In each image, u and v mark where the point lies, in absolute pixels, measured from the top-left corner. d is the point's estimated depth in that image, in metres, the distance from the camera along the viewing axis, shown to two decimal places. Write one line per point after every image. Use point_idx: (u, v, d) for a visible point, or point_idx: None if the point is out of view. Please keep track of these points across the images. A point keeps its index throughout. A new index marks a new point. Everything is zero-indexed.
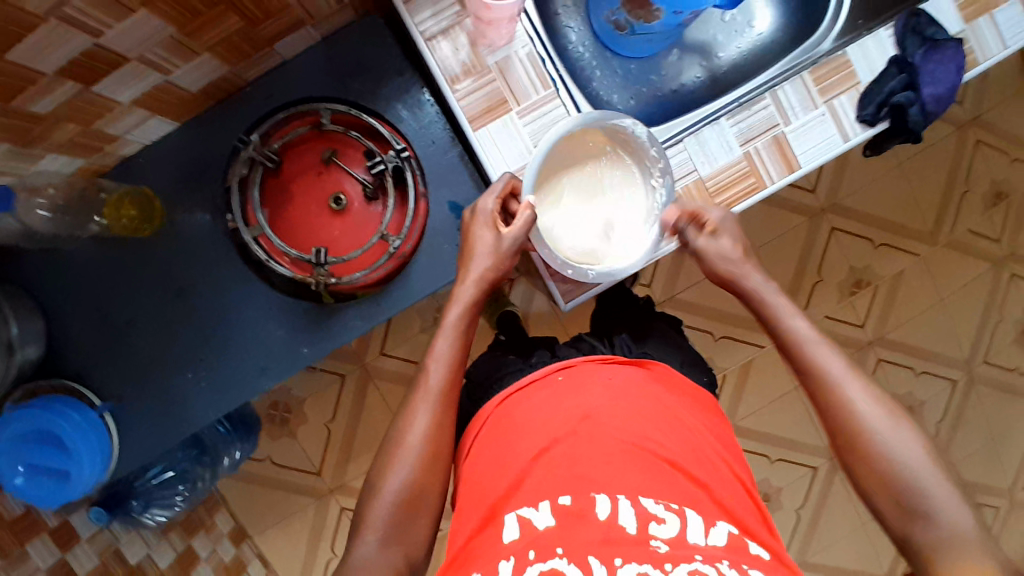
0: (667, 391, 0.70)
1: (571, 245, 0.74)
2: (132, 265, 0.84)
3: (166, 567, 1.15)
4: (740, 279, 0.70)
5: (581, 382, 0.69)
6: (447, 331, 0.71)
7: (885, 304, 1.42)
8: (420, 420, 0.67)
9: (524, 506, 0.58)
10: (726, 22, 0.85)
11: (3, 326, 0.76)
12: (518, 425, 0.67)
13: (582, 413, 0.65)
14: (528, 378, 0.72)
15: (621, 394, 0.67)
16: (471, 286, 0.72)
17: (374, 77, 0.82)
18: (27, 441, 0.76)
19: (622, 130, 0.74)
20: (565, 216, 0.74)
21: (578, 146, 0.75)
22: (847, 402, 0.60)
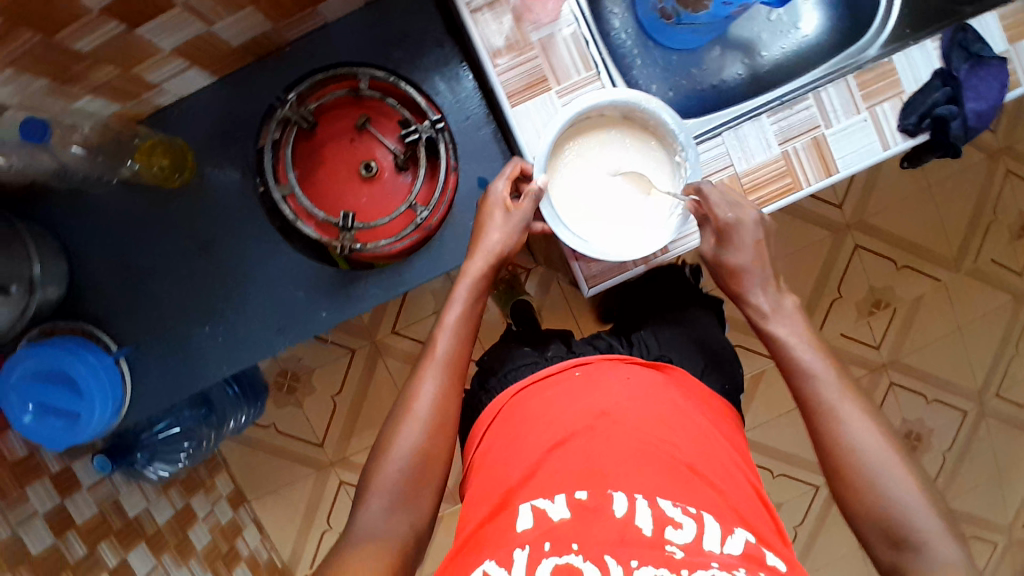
0: (683, 396, 0.69)
1: (588, 226, 0.71)
2: (158, 215, 0.84)
3: (162, 522, 1.16)
4: (752, 295, 0.68)
5: (598, 380, 0.69)
6: (456, 303, 0.71)
7: (902, 328, 1.40)
8: (426, 387, 0.67)
9: (538, 496, 0.58)
10: (772, 21, 0.83)
11: (27, 262, 0.77)
12: (534, 417, 0.67)
13: (600, 409, 0.65)
14: (544, 373, 0.73)
15: (640, 395, 0.67)
16: (480, 258, 0.71)
17: (414, 47, 0.82)
18: (37, 380, 0.77)
19: (635, 108, 0.71)
20: (585, 199, 0.72)
21: (593, 127, 0.73)
22: (838, 430, 0.59)
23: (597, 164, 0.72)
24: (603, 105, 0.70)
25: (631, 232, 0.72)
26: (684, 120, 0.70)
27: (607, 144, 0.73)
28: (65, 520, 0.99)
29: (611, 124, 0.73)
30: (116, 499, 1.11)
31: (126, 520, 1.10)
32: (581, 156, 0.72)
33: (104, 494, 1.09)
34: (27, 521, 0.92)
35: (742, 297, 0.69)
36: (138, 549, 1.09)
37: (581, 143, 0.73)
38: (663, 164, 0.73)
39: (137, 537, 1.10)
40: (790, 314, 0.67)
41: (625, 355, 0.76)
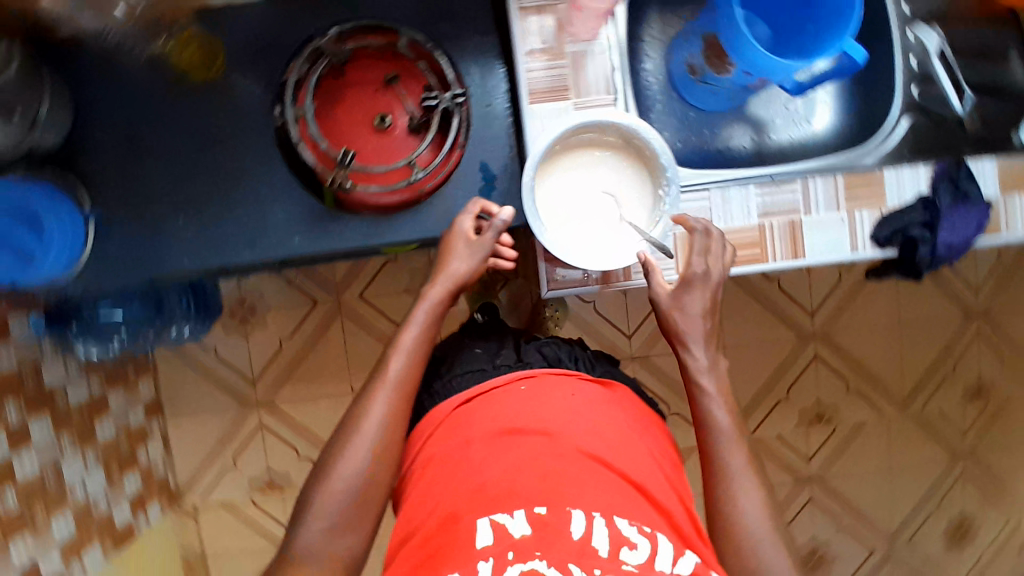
0: (621, 415, 0.74)
1: (558, 225, 0.74)
2: (173, 100, 0.86)
3: (72, 404, 1.17)
4: (689, 346, 0.72)
5: (542, 395, 0.73)
6: (416, 325, 0.76)
7: (836, 449, 1.43)
8: (376, 408, 0.71)
9: (496, 508, 0.60)
10: (789, 109, 0.89)
11: (39, 101, 0.80)
12: (484, 423, 0.70)
13: (544, 427, 0.68)
14: (490, 385, 0.76)
15: (585, 417, 0.70)
16: (441, 286, 0.78)
17: (460, 28, 0.87)
18: (8, 212, 0.78)
19: (635, 136, 0.74)
20: (567, 206, 0.75)
21: (592, 142, 0.76)
22: (734, 497, 0.64)
23: (586, 177, 0.76)
24: (607, 125, 0.73)
25: (594, 246, 0.74)
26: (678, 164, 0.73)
27: (600, 162, 0.76)
28: None
29: (611, 145, 0.76)
30: (38, 362, 1.11)
31: (40, 389, 1.10)
32: (574, 166, 0.75)
33: (28, 354, 1.09)
34: None
35: (678, 339, 0.73)
36: (40, 420, 1.10)
37: (578, 154, 0.76)
38: (645, 197, 0.76)
39: (45, 409, 1.11)
40: (710, 371, 0.71)
41: (575, 371, 0.79)
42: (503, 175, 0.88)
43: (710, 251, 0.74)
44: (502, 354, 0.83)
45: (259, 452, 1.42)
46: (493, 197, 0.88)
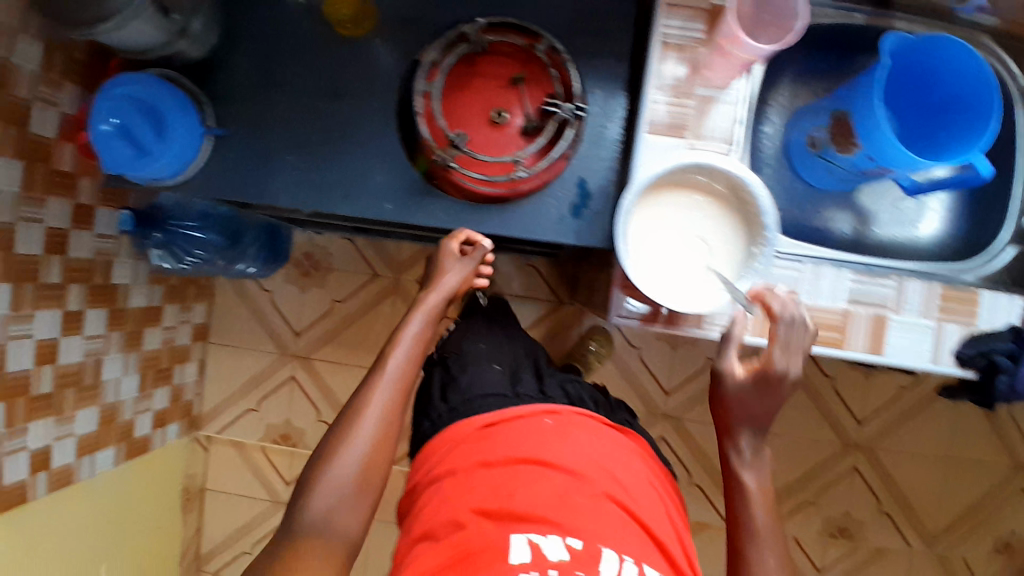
0: (639, 466, 0.78)
1: (647, 258, 0.74)
2: (315, 47, 0.90)
3: (131, 306, 1.22)
4: (738, 436, 0.71)
5: (567, 431, 0.77)
6: (416, 322, 0.78)
7: (851, 567, 1.36)
8: (380, 395, 0.71)
9: (530, 526, 0.65)
10: (897, 207, 0.87)
11: (193, 11, 0.82)
12: (514, 445, 0.74)
13: (571, 465, 0.72)
14: (514, 412, 0.79)
15: (607, 462, 0.74)
16: (438, 292, 0.81)
17: (596, 49, 0.89)
18: (136, 107, 0.83)
19: (745, 189, 0.73)
20: (655, 239, 0.74)
21: (697, 182, 0.75)
22: None
23: (682, 216, 0.75)
24: (717, 171, 0.73)
25: (681, 288, 0.74)
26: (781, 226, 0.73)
27: (701, 206, 0.75)
28: (61, 245, 1.06)
29: (716, 192, 0.75)
30: (111, 260, 1.17)
31: (107, 283, 1.16)
32: (675, 203, 0.75)
33: (105, 249, 1.15)
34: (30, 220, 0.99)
35: (730, 430, 0.71)
36: (98, 311, 1.15)
37: (680, 192, 0.75)
38: (737, 248, 0.75)
39: (105, 303, 1.17)
40: (759, 466, 0.70)
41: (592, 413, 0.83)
42: (599, 196, 0.89)
43: (789, 341, 0.70)
44: (521, 382, 0.87)
45: (283, 402, 1.45)
46: (583, 214, 0.89)
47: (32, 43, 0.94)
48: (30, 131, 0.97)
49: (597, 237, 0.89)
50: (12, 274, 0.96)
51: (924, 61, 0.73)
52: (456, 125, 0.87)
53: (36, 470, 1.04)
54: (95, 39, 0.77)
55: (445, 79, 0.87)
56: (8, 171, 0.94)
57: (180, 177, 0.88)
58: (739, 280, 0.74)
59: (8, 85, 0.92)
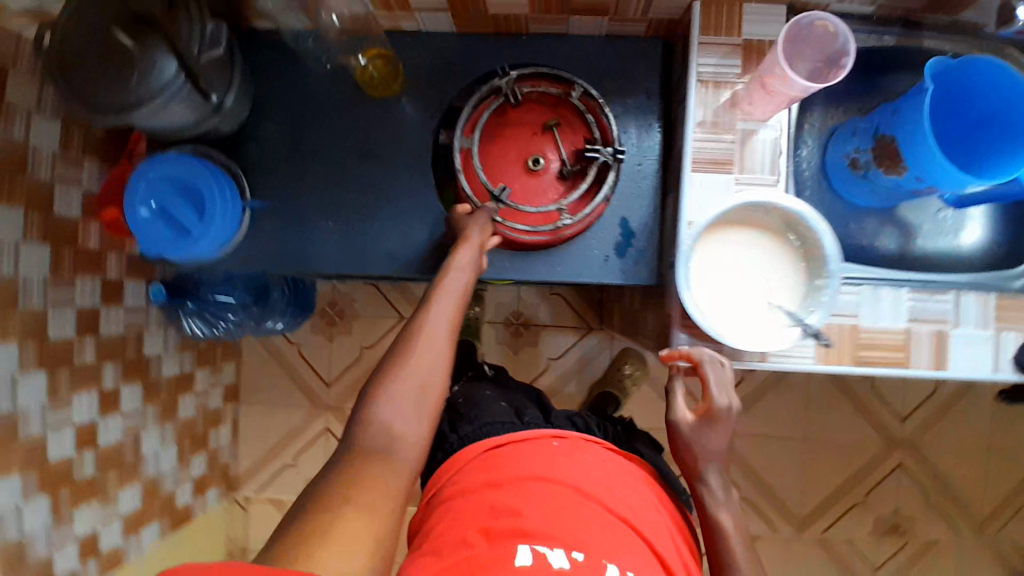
0: (646, 492, 0.78)
1: (709, 298, 0.74)
2: (346, 110, 0.91)
3: (164, 376, 1.21)
4: (705, 481, 0.77)
5: (577, 455, 0.77)
6: (455, 269, 0.76)
7: (905, 564, 1.36)
8: (433, 323, 0.70)
9: (537, 538, 0.64)
10: (938, 218, 0.88)
11: (228, 88, 0.83)
12: (523, 466, 0.74)
13: (578, 484, 0.72)
14: (524, 437, 0.80)
15: (614, 484, 0.75)
16: (469, 249, 0.78)
17: (625, 89, 0.89)
18: (171, 187, 0.82)
19: (800, 222, 0.73)
20: (716, 276, 0.75)
21: (757, 217, 0.76)
22: None
23: (742, 252, 0.75)
24: (775, 207, 0.73)
25: (749, 327, 0.74)
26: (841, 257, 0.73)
27: (761, 242, 0.75)
28: (92, 323, 1.04)
29: (773, 226, 0.76)
30: (142, 331, 1.14)
31: (139, 356, 1.14)
32: (735, 240, 0.75)
33: (136, 321, 1.13)
34: (60, 302, 0.96)
35: (697, 474, 0.77)
36: (133, 386, 1.13)
37: (738, 229, 0.76)
38: (799, 280, 0.75)
39: (138, 376, 1.14)
40: (726, 504, 0.76)
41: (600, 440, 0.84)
42: (643, 234, 0.88)
43: (724, 383, 0.75)
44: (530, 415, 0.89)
45: (321, 455, 1.43)
46: (627, 254, 0.88)
47: (52, 125, 0.93)
48: (55, 213, 0.95)
49: (646, 275, 0.88)
50: (46, 361, 0.94)
51: (965, 84, 0.75)
52: (496, 179, 0.87)
53: (84, 557, 1.02)
54: (133, 124, 0.76)
55: (481, 134, 0.88)
56: (36, 257, 0.92)
57: (230, 245, 0.88)
58: (806, 313, 0.73)
59: (31, 170, 0.90)
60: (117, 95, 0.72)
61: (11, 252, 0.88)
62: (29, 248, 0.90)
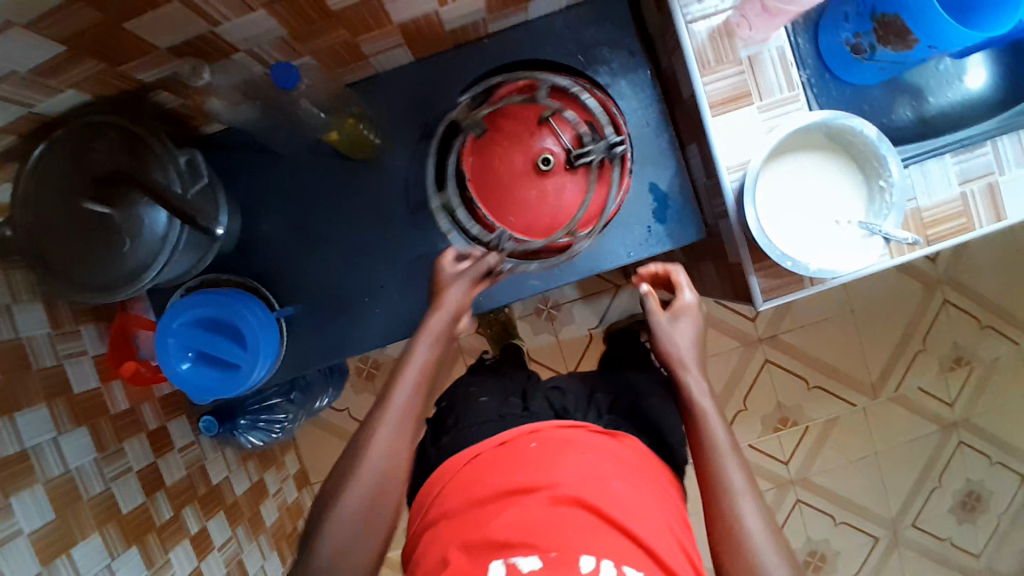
0: (629, 466, 0.70)
1: (778, 232, 0.73)
2: (336, 180, 0.86)
3: (240, 495, 1.16)
4: (689, 369, 0.75)
5: (558, 446, 0.70)
6: (427, 336, 0.72)
7: (977, 389, 1.42)
8: (397, 401, 0.67)
9: (512, 549, 0.59)
10: (940, 70, 0.87)
11: (217, 211, 0.77)
12: (498, 471, 0.68)
13: (556, 478, 0.65)
14: (504, 437, 0.73)
15: (602, 467, 0.68)
16: (441, 317, 0.73)
17: (605, 53, 0.85)
18: (200, 328, 0.77)
19: (846, 133, 0.72)
20: (778, 207, 0.73)
21: (805, 139, 0.74)
22: (733, 520, 0.63)
23: (800, 176, 0.74)
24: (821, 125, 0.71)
25: (826, 247, 0.73)
26: (896, 149, 0.71)
27: (814, 163, 0.74)
28: (155, 480, 0.97)
29: (817, 141, 0.74)
30: (202, 463, 1.09)
31: (210, 487, 1.09)
32: (790, 168, 0.74)
33: (194, 457, 1.08)
34: (120, 475, 0.90)
35: (680, 369, 0.75)
36: (217, 517, 1.08)
37: (790, 157, 0.74)
38: (858, 186, 0.74)
39: (217, 506, 1.09)
40: (711, 395, 0.74)
41: (578, 423, 0.76)
42: (675, 192, 0.85)
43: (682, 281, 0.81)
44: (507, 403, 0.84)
45: None
46: (668, 217, 0.86)
47: (37, 307, 0.84)
48: (75, 392, 0.87)
49: (694, 232, 0.85)
50: (132, 536, 0.89)
51: None
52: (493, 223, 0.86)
53: None
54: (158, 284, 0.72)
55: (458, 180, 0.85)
56: (78, 443, 0.85)
57: (280, 356, 0.84)
58: (881, 219, 0.72)
59: (36, 361, 0.81)
60: (113, 269, 0.66)
61: (55, 452, 0.81)
62: (67, 437, 0.83)
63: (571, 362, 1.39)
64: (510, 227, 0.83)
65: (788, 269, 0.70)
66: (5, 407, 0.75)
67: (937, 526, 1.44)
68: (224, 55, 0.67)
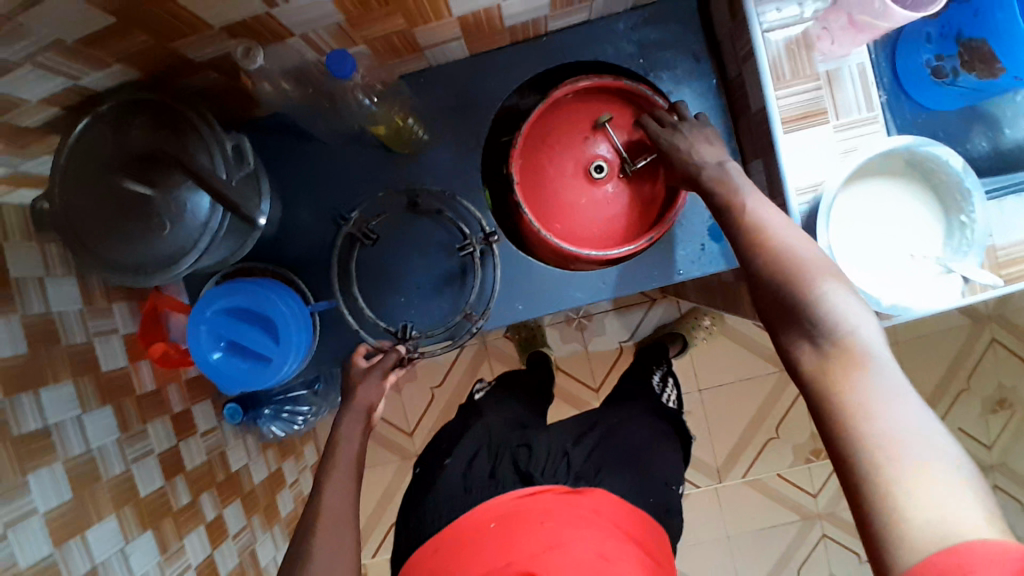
0: (584, 526, 0.73)
1: (848, 262, 0.69)
2: (381, 174, 0.84)
3: (258, 483, 1.15)
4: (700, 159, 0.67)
5: (513, 526, 0.73)
6: (354, 411, 0.71)
7: (1019, 432, 1.35)
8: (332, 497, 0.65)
9: None
10: (1019, 100, 0.80)
11: (259, 197, 0.75)
12: (460, 562, 0.71)
13: (510, 558, 0.69)
14: (463, 524, 0.75)
15: (557, 537, 0.71)
16: (354, 416, 0.71)
17: (668, 60, 0.81)
18: (233, 317, 0.75)
19: (932, 162, 0.68)
20: (853, 231, 0.70)
21: (887, 166, 0.70)
22: (770, 251, 0.56)
23: (877, 201, 0.70)
24: (900, 151, 0.67)
25: (897, 281, 0.69)
26: (981, 184, 0.67)
27: (893, 189, 0.70)
28: (176, 464, 0.96)
29: (896, 167, 0.70)
30: (223, 450, 1.08)
31: (228, 474, 1.08)
32: (868, 191, 0.70)
33: (214, 443, 1.06)
34: (142, 457, 0.89)
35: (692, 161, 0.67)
36: (233, 504, 1.07)
37: (869, 181, 0.70)
38: (935, 219, 0.70)
39: (234, 494, 1.08)
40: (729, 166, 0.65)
41: (537, 488, 0.79)
42: None
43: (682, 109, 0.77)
44: (472, 471, 0.83)
45: None
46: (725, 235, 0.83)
47: (69, 282, 0.83)
48: (102, 370, 0.86)
49: None
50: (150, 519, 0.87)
51: None
52: (397, 317, 0.84)
53: None
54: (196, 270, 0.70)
55: (358, 277, 0.84)
56: (102, 422, 0.84)
57: (311, 351, 0.83)
58: (960, 257, 0.69)
59: (66, 336, 0.80)
60: (148, 251, 0.64)
61: (76, 428, 0.79)
62: (92, 415, 0.82)
63: (598, 376, 1.35)
64: (557, 234, 0.80)
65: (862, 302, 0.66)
66: (30, 381, 0.74)
67: None
68: (278, 39, 0.64)
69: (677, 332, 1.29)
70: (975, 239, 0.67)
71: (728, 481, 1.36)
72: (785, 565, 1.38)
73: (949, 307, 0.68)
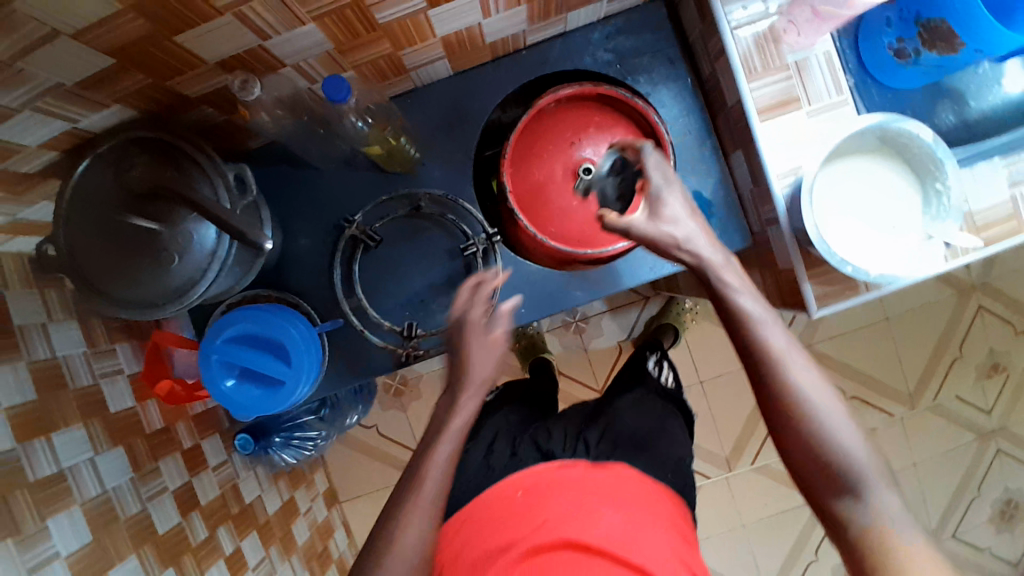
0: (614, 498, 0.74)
1: (834, 240, 0.72)
2: (374, 195, 0.86)
3: (272, 512, 1.15)
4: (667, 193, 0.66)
5: (543, 494, 0.74)
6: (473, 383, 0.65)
7: (1015, 394, 1.39)
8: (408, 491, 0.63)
9: None
10: (979, 73, 0.84)
11: (261, 226, 0.76)
12: (490, 527, 0.72)
13: (541, 519, 0.70)
14: (491, 493, 0.76)
15: (586, 506, 0.72)
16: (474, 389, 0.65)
17: (644, 64, 0.85)
18: (244, 344, 0.77)
19: (902, 138, 0.71)
20: (834, 210, 0.73)
21: (860, 145, 0.73)
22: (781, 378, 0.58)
23: (854, 180, 0.73)
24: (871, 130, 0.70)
25: (881, 253, 0.72)
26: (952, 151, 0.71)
27: (868, 167, 0.74)
28: (188, 500, 0.95)
29: (867, 146, 0.73)
30: (236, 481, 1.08)
31: (242, 506, 1.07)
32: (845, 170, 0.73)
33: (228, 476, 1.07)
34: (156, 495, 0.89)
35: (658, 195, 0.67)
36: (250, 536, 1.05)
37: (845, 162, 0.73)
38: (911, 191, 0.73)
39: (250, 525, 1.07)
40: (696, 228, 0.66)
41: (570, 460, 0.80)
42: (720, 201, 0.85)
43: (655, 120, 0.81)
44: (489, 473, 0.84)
45: None
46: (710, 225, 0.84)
47: (71, 325, 0.83)
48: (112, 411, 0.86)
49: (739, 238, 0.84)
50: (168, 554, 0.86)
51: None
52: (400, 317, 0.86)
53: None
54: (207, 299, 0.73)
55: (361, 286, 0.86)
56: (113, 463, 0.83)
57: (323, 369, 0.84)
58: (941, 223, 0.72)
59: (73, 380, 0.81)
60: (160, 286, 0.66)
61: (91, 470, 0.79)
62: (104, 457, 0.82)
63: (599, 377, 1.37)
64: (552, 238, 0.83)
65: (850, 274, 0.68)
66: (42, 427, 0.74)
67: (976, 540, 1.41)
68: (271, 69, 0.66)
69: (667, 323, 1.30)
70: (951, 205, 0.71)
71: (738, 469, 1.38)
72: (802, 547, 1.39)
73: (937, 272, 0.71)
